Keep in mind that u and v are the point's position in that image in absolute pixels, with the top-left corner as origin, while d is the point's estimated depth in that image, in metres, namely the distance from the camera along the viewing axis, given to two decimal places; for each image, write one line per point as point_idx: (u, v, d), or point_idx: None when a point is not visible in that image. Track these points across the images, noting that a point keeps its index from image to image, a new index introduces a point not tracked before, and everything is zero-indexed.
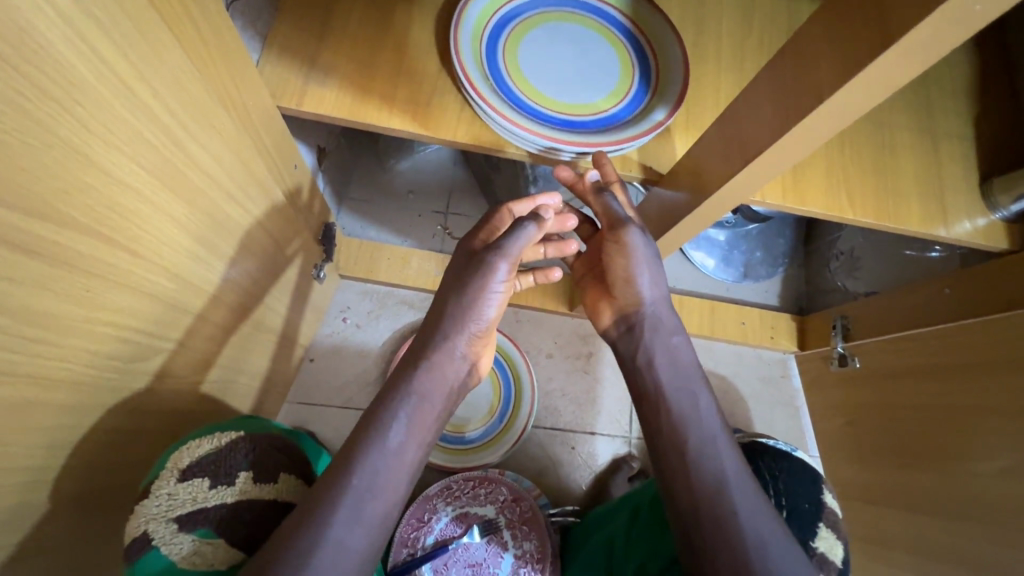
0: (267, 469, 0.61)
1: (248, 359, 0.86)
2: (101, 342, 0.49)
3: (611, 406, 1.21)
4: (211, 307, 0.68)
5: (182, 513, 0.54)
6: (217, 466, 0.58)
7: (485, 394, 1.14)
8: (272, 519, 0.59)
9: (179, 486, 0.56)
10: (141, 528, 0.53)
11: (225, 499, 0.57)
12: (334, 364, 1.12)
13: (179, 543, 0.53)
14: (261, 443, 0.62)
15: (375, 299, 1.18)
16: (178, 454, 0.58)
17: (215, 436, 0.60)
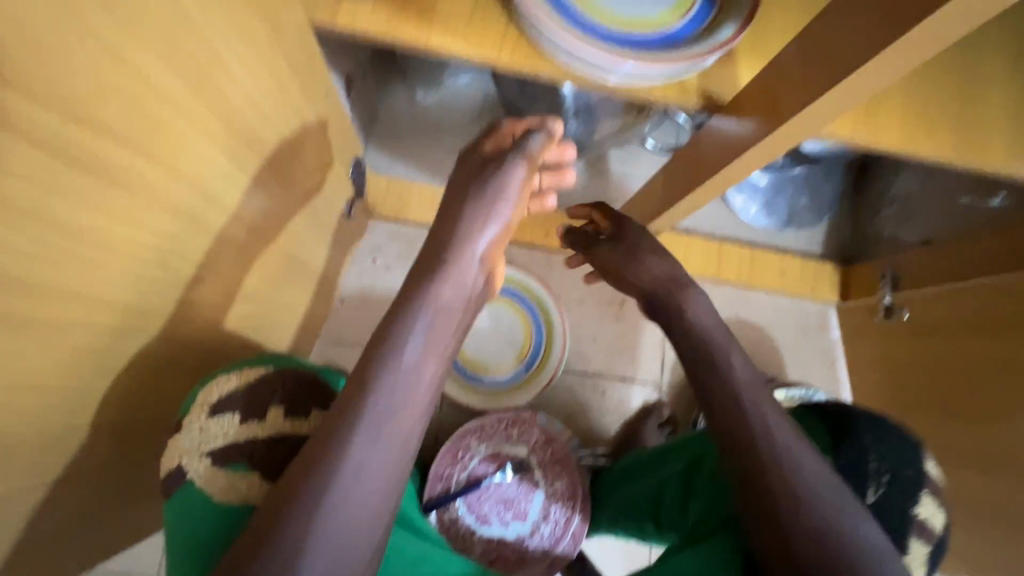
0: (301, 405, 0.59)
1: (286, 297, 0.86)
2: (146, 266, 0.48)
3: (644, 353, 1.19)
4: (251, 239, 0.66)
5: (216, 448, 0.54)
6: (248, 401, 0.56)
7: (516, 339, 1.13)
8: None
9: (209, 423, 0.54)
10: (176, 462, 0.53)
11: (257, 434, 0.56)
12: (365, 306, 1.12)
13: (214, 477, 0.53)
14: (292, 378, 0.60)
15: (405, 241, 1.15)
16: (206, 390, 0.56)
17: (244, 372, 0.58)
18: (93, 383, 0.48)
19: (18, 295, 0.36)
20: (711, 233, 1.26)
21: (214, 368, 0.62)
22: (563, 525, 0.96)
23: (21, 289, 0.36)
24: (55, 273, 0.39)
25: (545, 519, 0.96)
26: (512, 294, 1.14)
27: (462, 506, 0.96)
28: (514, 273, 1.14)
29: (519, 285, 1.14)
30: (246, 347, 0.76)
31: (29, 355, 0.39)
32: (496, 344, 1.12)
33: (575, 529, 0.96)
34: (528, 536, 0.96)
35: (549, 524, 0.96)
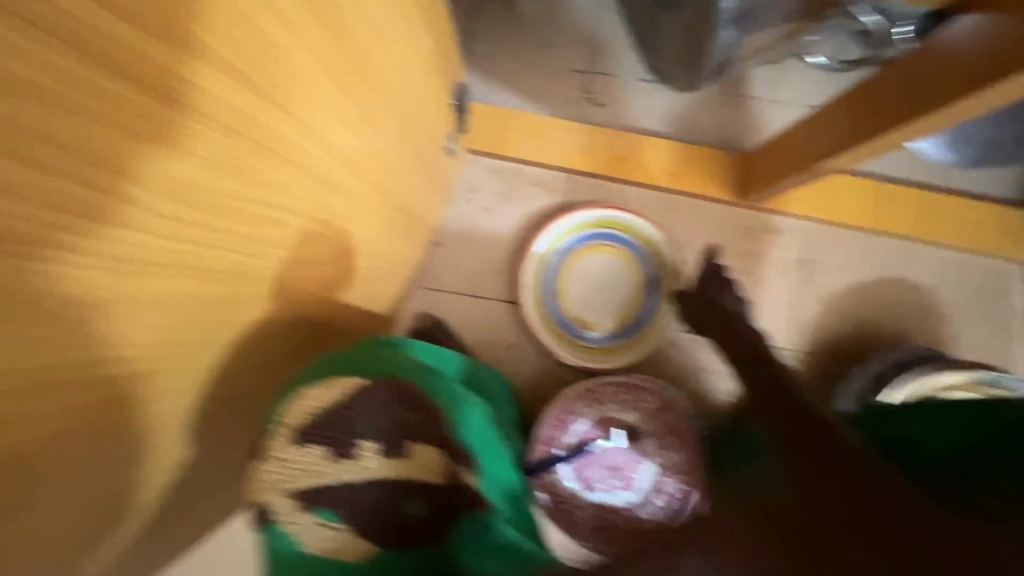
0: (396, 442, 0.52)
1: (393, 247, 0.78)
2: (254, 227, 0.40)
3: (774, 312, 1.02)
4: (361, 184, 0.57)
5: (304, 489, 0.50)
6: (337, 433, 0.50)
7: (625, 294, 1.00)
8: (404, 503, 0.52)
9: (295, 456, 0.50)
10: (261, 495, 0.50)
11: (349, 476, 0.50)
12: (462, 251, 1.03)
13: (306, 520, 0.50)
14: (388, 401, 0.52)
15: (504, 179, 1.03)
16: (288, 409, 0.50)
17: (332, 389, 0.51)
18: (205, 356, 0.42)
19: (122, 274, 0.29)
20: (872, 172, 1.03)
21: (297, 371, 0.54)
22: (679, 499, 0.87)
23: (127, 266, 0.29)
24: (161, 245, 0.31)
25: (657, 492, 0.88)
26: (623, 243, 1.00)
27: (568, 470, 0.90)
28: (629, 218, 0.99)
29: (632, 233, 1.00)
30: (350, 301, 0.69)
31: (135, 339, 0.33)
32: (606, 299, 1.00)
33: (690, 503, 0.86)
34: (638, 507, 0.89)
35: (661, 497, 0.88)
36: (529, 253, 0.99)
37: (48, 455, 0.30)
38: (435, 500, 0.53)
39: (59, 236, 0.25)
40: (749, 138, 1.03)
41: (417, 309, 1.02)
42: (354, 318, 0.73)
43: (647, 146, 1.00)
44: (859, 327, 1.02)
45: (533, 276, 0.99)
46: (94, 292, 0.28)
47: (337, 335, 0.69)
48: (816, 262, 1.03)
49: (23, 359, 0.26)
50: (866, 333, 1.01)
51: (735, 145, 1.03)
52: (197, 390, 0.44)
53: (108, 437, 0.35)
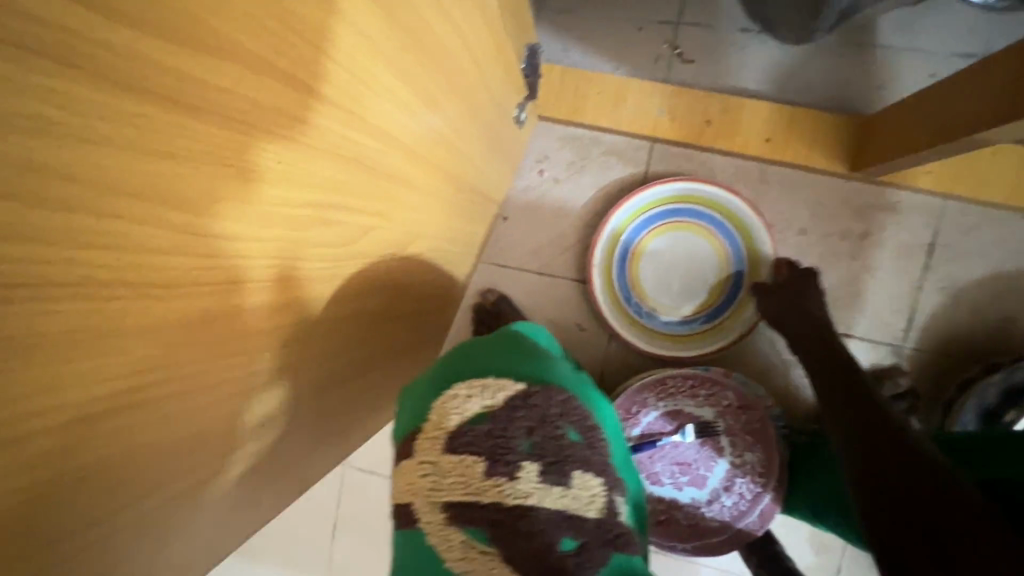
0: (558, 463, 0.47)
1: (459, 228, 0.75)
2: (307, 229, 0.38)
3: (883, 304, 0.89)
4: (422, 170, 0.53)
5: (454, 500, 0.45)
6: (495, 442, 0.47)
7: (706, 278, 0.91)
8: (559, 539, 0.44)
9: (446, 460, 0.46)
10: (409, 498, 0.47)
11: (504, 495, 0.45)
12: (530, 226, 0.97)
13: (450, 539, 0.45)
14: (548, 414, 0.49)
15: (577, 148, 0.96)
16: (439, 405, 0.49)
17: (488, 391, 0.49)
18: (271, 362, 0.42)
19: (161, 298, 0.28)
20: None
21: (441, 361, 0.54)
22: (749, 501, 0.81)
23: (169, 292, 0.28)
24: (203, 263, 0.30)
25: (727, 491, 0.83)
26: (708, 220, 0.90)
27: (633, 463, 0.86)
28: (715, 193, 0.89)
29: (720, 210, 0.89)
30: (417, 286, 0.68)
31: (191, 358, 0.33)
32: (684, 281, 0.92)
33: (764, 508, 0.80)
34: (704, 504, 0.84)
35: (731, 497, 0.83)
36: (599, 230, 0.92)
37: (120, 475, 0.31)
38: (596, 542, 0.45)
39: (91, 274, 0.23)
40: (872, 98, 0.87)
41: (482, 285, 0.99)
42: (420, 301, 0.72)
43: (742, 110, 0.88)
44: (991, 326, 0.86)
45: (604, 257, 0.92)
46: (138, 321, 0.27)
47: (402, 321, 0.68)
48: (942, 247, 0.87)
49: (76, 398, 0.25)
50: (1001, 333, 0.86)
51: (851, 107, 0.88)
52: (274, 396, 0.45)
53: (188, 449, 0.36)
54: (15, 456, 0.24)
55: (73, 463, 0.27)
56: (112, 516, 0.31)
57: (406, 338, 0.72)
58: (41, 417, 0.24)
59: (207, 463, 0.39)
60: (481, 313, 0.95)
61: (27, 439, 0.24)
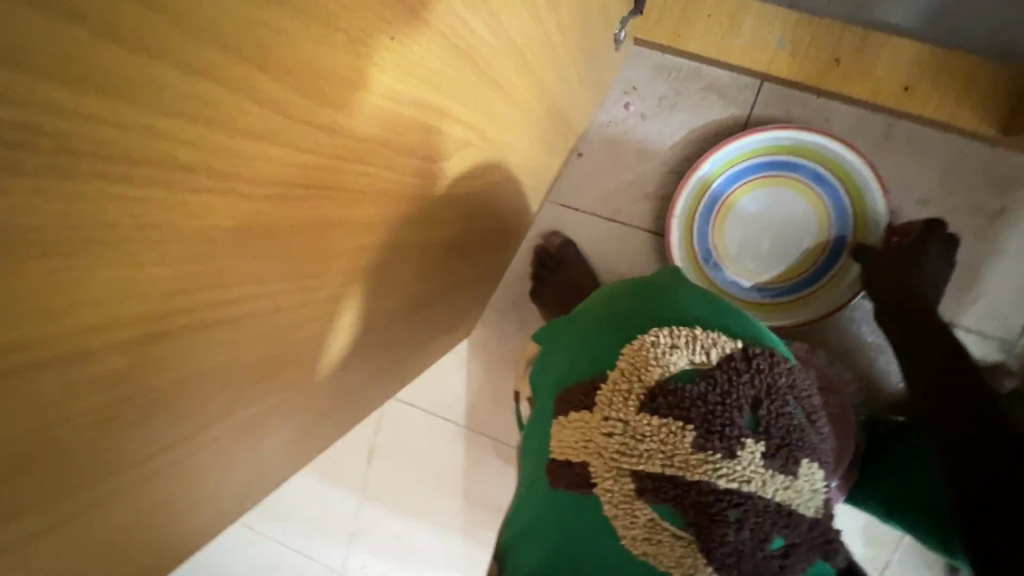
0: (788, 448, 0.36)
1: (542, 156, 0.67)
2: (391, 124, 0.32)
3: (1003, 293, 0.78)
4: (521, 81, 0.47)
5: (649, 472, 0.36)
6: (710, 409, 0.36)
7: (800, 243, 0.82)
8: (771, 537, 0.34)
9: (644, 421, 0.37)
10: (578, 457, 0.38)
11: (717, 475, 0.35)
12: (606, 166, 0.88)
13: (634, 515, 0.36)
14: (776, 385, 0.38)
15: (673, 81, 0.84)
16: (631, 352, 0.40)
17: (697, 346, 0.39)
18: (344, 283, 0.37)
19: (235, 167, 0.23)
20: None
21: (624, 302, 0.45)
22: None
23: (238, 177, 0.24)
24: (278, 146, 0.25)
25: None
26: (813, 178, 0.79)
27: None
28: (827, 146, 0.77)
29: (829, 167, 0.78)
30: (492, 222, 0.62)
31: (264, 259, 0.28)
32: (774, 244, 0.82)
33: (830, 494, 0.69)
34: None
35: None
36: (687, 177, 0.82)
37: (200, 375, 0.28)
38: (809, 550, 0.35)
39: (155, 110, 0.19)
40: None
41: (547, 227, 0.91)
42: (492, 239, 0.66)
43: (872, 49, 0.76)
44: None
45: (687, 208, 0.82)
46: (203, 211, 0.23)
47: (472, 258, 0.62)
48: None
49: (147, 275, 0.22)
50: None
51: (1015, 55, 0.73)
52: (345, 320, 0.41)
53: (262, 364, 0.33)
54: (78, 328, 0.20)
55: (144, 348, 0.24)
56: (168, 433, 0.28)
57: (471, 277, 0.67)
58: (105, 289, 0.20)
59: (277, 382, 0.36)
60: (542, 255, 0.89)
61: (92, 310, 0.20)
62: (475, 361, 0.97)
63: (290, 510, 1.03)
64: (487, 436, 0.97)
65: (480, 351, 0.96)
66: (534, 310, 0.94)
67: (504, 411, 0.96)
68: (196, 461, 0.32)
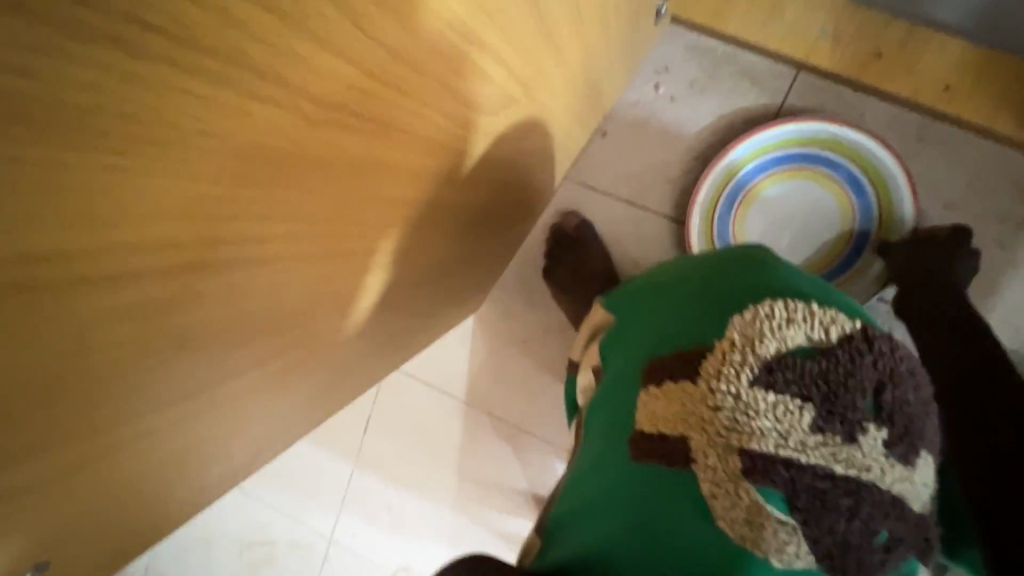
0: (911, 437, 0.34)
1: (575, 126, 0.65)
2: (428, 48, 0.30)
3: (1021, 305, 0.76)
4: (570, 41, 0.45)
5: (759, 451, 0.34)
6: (832, 389, 0.34)
7: (823, 236, 0.80)
8: (880, 530, 0.33)
9: (758, 397, 0.35)
10: (678, 430, 0.37)
11: (836, 458, 0.33)
12: (631, 147, 0.86)
13: (736, 496, 0.34)
14: (901, 370, 0.36)
15: (707, 63, 0.82)
16: (743, 321, 0.38)
17: (816, 322, 0.37)
18: (370, 229, 0.35)
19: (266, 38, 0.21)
20: None
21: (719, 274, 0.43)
22: None
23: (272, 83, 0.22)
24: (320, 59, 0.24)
25: None
26: (843, 172, 0.78)
27: None
28: (861, 140, 0.75)
29: (860, 163, 0.76)
30: (521, 195, 0.60)
31: (287, 170, 0.26)
32: (797, 237, 0.81)
33: None
34: None
35: None
36: (716, 163, 0.79)
37: (208, 274, 0.26)
38: (911, 547, 0.34)
39: None
40: None
41: (564, 205, 0.89)
42: (517, 214, 0.63)
43: (909, 42, 0.75)
44: None
45: (712, 192, 0.80)
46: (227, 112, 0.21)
47: (496, 231, 0.60)
48: None
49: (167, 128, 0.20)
50: None
51: None
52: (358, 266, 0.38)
53: (271, 291, 0.31)
54: (89, 177, 0.18)
55: (151, 231, 0.21)
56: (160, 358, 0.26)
57: (492, 251, 0.65)
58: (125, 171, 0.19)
59: (283, 320, 0.34)
60: (559, 234, 0.86)
61: (106, 160, 0.18)
62: (481, 338, 0.95)
63: (282, 476, 1.02)
64: (487, 414, 0.96)
65: (486, 328, 0.95)
66: (545, 289, 0.92)
67: (505, 389, 0.95)
68: (189, 372, 0.29)
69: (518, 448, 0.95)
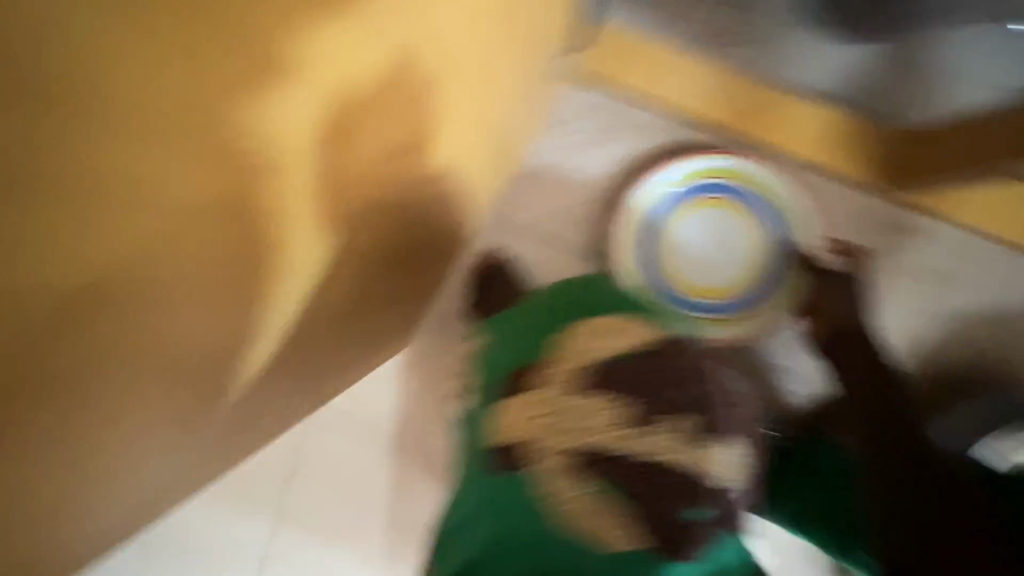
0: (704, 427, 0.46)
1: (482, 170, 0.70)
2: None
3: (891, 325, 0.86)
4: (461, 90, 0.50)
5: (589, 446, 0.46)
6: (639, 390, 0.47)
7: (739, 259, 0.87)
8: (686, 503, 0.44)
9: (587, 400, 0.47)
10: (528, 437, 0.49)
11: (647, 446, 0.45)
12: (541, 191, 0.92)
13: (576, 485, 0.45)
14: (694, 370, 0.49)
15: (604, 117, 0.91)
16: (574, 341, 0.51)
17: (628, 338, 0.51)
18: None
19: None
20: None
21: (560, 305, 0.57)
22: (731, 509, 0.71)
23: None
24: None
25: None
26: (752, 201, 0.87)
27: None
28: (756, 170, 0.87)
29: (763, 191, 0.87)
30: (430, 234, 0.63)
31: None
32: (715, 261, 0.88)
33: None
34: None
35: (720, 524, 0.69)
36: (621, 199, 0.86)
37: None
38: (716, 510, 0.45)
39: None
40: (906, 112, 0.87)
41: (483, 246, 0.93)
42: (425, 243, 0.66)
43: (767, 99, 0.88)
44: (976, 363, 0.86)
45: (630, 229, 0.89)
46: None
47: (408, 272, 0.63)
48: (958, 274, 0.86)
49: None
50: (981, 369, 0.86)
51: (889, 119, 0.87)
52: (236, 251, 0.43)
53: None
54: None
55: None
56: None
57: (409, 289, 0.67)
58: None
59: None
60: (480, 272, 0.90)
61: None
62: (407, 378, 0.95)
63: (190, 542, 0.94)
64: (415, 455, 0.95)
65: (411, 365, 0.95)
66: None
67: (433, 429, 0.95)
68: None
69: (447, 488, 0.94)
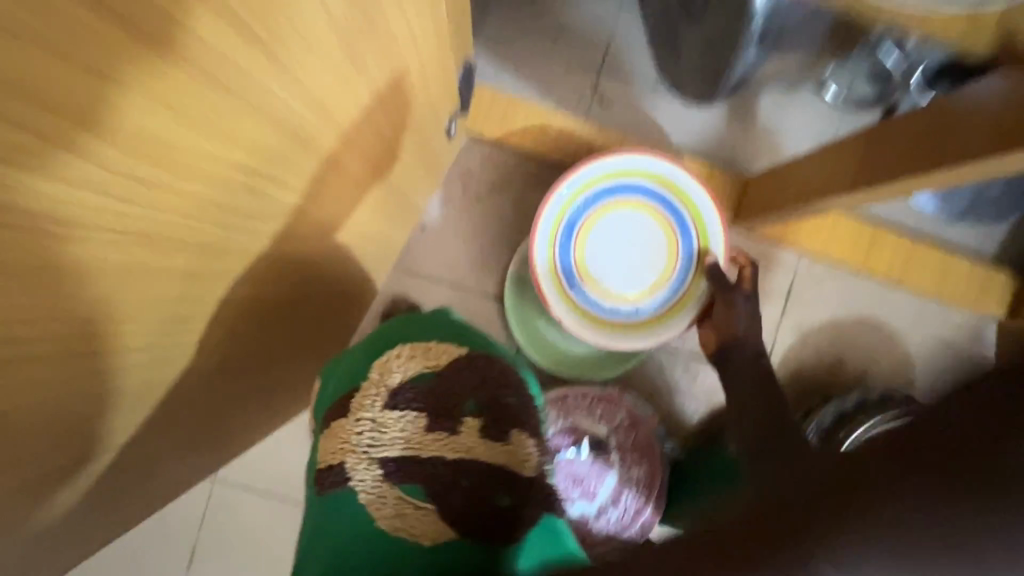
0: (500, 419, 0.63)
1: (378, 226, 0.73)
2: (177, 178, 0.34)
3: None
4: (348, 155, 0.52)
5: (391, 456, 0.60)
6: (435, 405, 0.62)
7: (655, 261, 0.82)
8: (483, 495, 0.60)
9: (386, 416, 0.61)
10: (341, 456, 0.60)
11: (443, 447, 0.61)
12: (447, 239, 0.98)
13: (388, 489, 0.59)
14: (487, 377, 0.64)
15: (501, 170, 0.99)
16: (381, 364, 0.63)
17: (431, 357, 0.64)
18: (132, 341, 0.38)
19: None
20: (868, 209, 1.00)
21: (389, 330, 0.67)
22: (632, 513, 0.86)
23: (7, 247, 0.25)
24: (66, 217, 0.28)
25: (614, 504, 0.87)
26: (664, 199, 0.81)
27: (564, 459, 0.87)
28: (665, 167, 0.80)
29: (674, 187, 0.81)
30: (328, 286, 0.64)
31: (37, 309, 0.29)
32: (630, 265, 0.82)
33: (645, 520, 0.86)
34: (592, 517, 0.86)
35: (617, 510, 0.86)
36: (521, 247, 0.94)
37: None
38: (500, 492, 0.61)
39: None
40: (751, 160, 1.00)
41: (393, 293, 0.96)
42: (317, 288, 0.67)
43: None
44: (827, 370, 1.01)
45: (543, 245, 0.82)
46: None
47: None
48: (801, 289, 1.01)
49: None
50: (832, 375, 1.00)
51: (735, 164, 1.00)
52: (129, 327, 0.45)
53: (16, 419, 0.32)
54: None
55: None
56: None
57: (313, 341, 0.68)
58: None
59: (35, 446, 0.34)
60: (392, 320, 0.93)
61: None
62: None
63: None
64: None
65: None
66: None
67: None
68: None
69: None
